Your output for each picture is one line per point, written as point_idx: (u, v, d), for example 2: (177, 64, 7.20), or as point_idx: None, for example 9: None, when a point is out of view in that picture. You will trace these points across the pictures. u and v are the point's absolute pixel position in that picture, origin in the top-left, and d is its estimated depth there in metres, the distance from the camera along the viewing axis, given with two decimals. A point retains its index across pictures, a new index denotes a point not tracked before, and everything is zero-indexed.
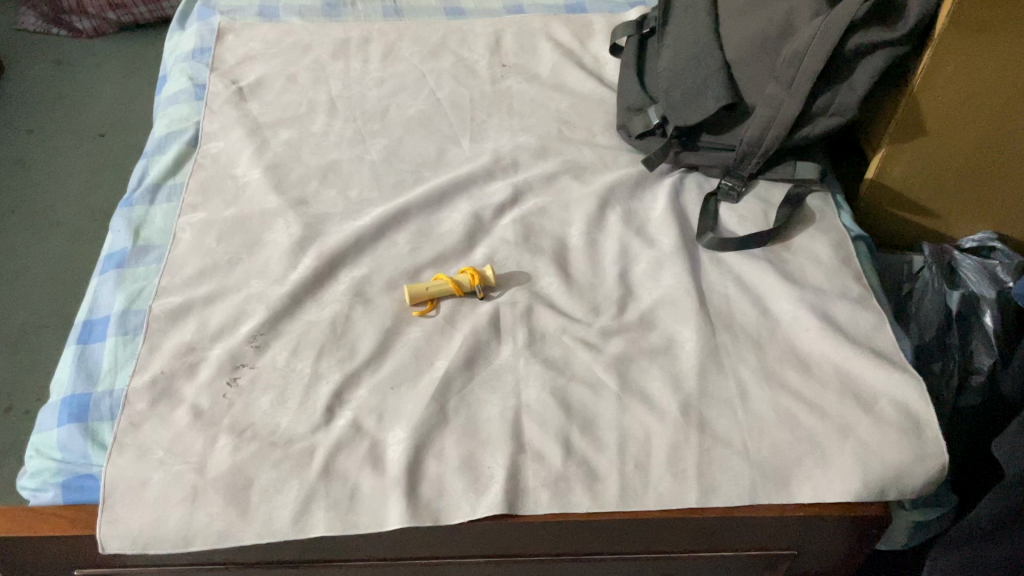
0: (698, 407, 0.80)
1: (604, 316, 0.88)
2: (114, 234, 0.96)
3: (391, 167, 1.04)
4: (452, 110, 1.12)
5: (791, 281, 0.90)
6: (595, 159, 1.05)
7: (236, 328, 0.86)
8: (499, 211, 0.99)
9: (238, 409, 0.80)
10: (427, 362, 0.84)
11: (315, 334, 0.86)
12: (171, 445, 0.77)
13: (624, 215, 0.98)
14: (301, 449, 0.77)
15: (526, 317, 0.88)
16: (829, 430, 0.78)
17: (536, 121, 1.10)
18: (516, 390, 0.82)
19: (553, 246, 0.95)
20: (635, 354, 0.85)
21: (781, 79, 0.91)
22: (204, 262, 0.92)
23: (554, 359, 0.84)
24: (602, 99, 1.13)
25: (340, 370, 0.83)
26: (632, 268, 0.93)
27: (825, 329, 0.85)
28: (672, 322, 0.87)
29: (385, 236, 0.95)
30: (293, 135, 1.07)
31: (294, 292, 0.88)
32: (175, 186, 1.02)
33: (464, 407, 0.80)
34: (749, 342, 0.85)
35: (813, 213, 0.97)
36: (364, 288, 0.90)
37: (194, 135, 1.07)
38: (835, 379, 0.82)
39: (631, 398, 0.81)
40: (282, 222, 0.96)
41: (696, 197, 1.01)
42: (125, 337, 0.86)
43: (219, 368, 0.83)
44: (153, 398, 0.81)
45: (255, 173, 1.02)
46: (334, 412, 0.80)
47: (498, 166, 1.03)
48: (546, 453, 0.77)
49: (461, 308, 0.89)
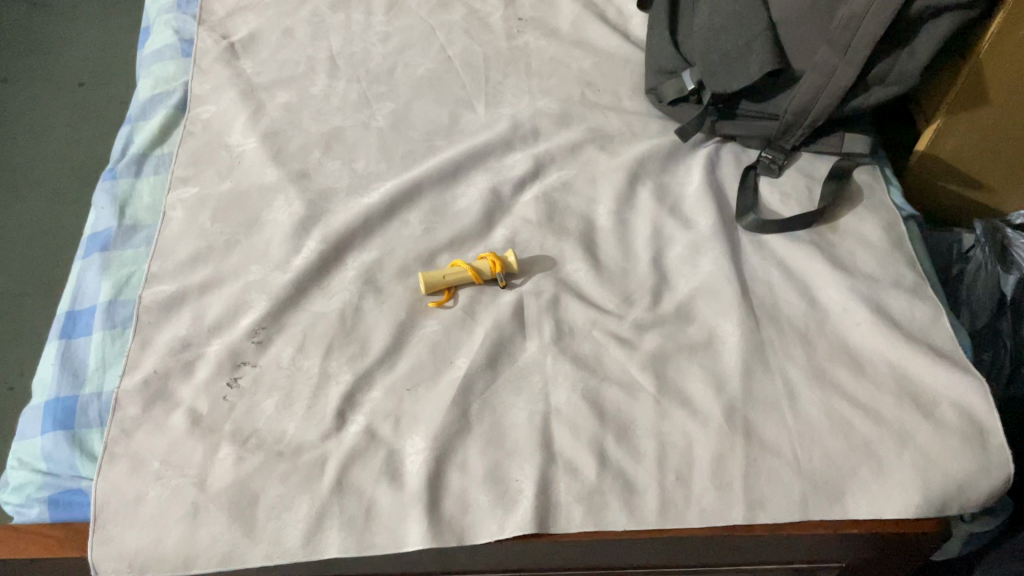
0: (744, 412, 0.73)
1: (637, 308, 0.81)
2: (97, 211, 0.87)
3: (400, 135, 0.95)
4: (465, 70, 1.02)
5: (841, 268, 0.83)
6: (622, 127, 0.96)
7: (235, 321, 0.78)
8: (519, 186, 0.90)
9: (240, 414, 0.73)
10: (446, 360, 0.77)
11: (323, 328, 0.78)
12: (167, 455, 0.70)
13: (657, 190, 0.90)
14: (311, 459, 0.70)
15: (553, 309, 0.80)
16: (887, 437, 0.72)
17: (557, 83, 1.01)
18: (544, 391, 0.75)
19: (580, 227, 0.87)
20: (674, 351, 0.78)
21: (835, 43, 0.82)
22: (198, 245, 0.84)
23: (584, 357, 0.77)
24: (628, 57, 1.04)
25: (351, 370, 0.76)
26: (667, 252, 0.85)
27: (879, 324, 0.78)
28: (711, 313, 0.80)
29: (396, 215, 0.87)
30: (292, 98, 0.98)
31: (298, 280, 0.81)
32: (163, 156, 0.93)
33: (488, 412, 0.73)
34: (796, 337, 0.78)
35: (861, 189, 0.89)
36: (375, 275, 0.82)
37: (182, 98, 0.98)
38: (890, 379, 0.75)
39: (670, 401, 0.74)
40: (282, 199, 0.87)
41: (733, 170, 0.92)
42: (113, 331, 0.78)
43: (219, 367, 0.75)
44: (146, 401, 0.73)
45: (251, 142, 0.93)
46: (345, 417, 0.73)
47: (516, 136, 0.95)
48: (579, 464, 0.71)
49: (481, 298, 0.81)
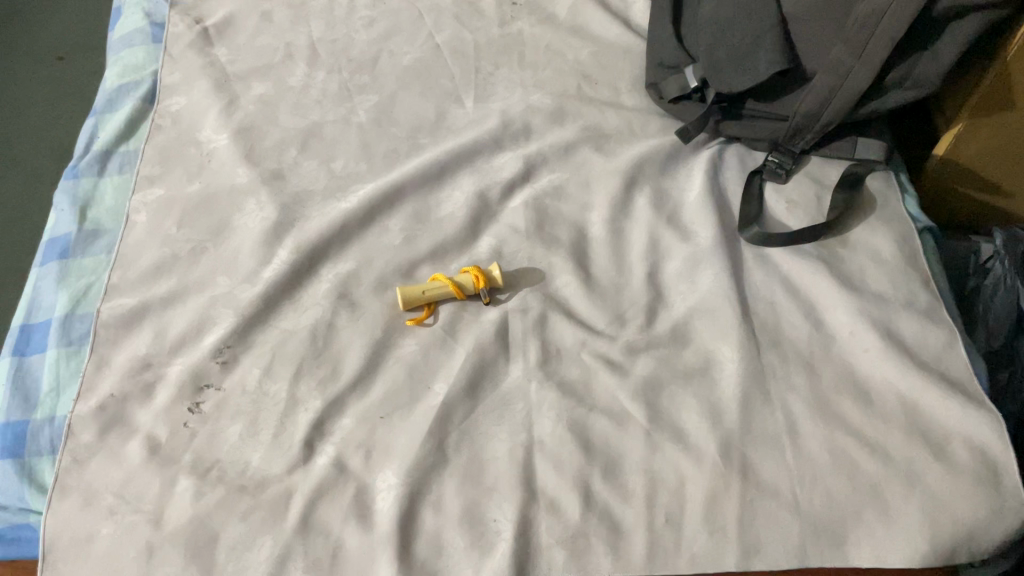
0: (741, 448, 0.68)
1: (630, 328, 0.75)
2: (57, 213, 0.82)
3: (382, 132, 0.89)
4: (454, 59, 0.96)
5: (850, 287, 0.77)
6: (620, 125, 0.90)
7: (199, 338, 0.73)
8: (508, 190, 0.85)
9: (201, 442, 0.68)
10: (424, 385, 0.72)
11: (292, 348, 0.73)
12: (122, 489, 0.66)
13: (654, 197, 0.84)
14: (275, 494, 0.66)
15: (540, 329, 0.75)
16: (893, 477, 0.67)
17: (552, 75, 0.94)
18: (527, 421, 0.70)
19: (571, 237, 0.81)
20: (668, 377, 0.72)
21: (851, 42, 0.75)
22: (162, 253, 0.78)
23: (571, 383, 0.72)
24: (629, 46, 0.97)
25: (321, 396, 0.71)
26: (664, 266, 0.79)
27: (889, 351, 0.72)
28: (709, 335, 0.75)
29: (374, 221, 0.82)
30: (268, 89, 0.92)
31: (267, 294, 0.75)
32: (129, 153, 0.87)
33: (466, 444, 0.69)
34: (799, 363, 0.73)
35: (874, 198, 0.83)
36: (350, 288, 0.77)
37: (150, 89, 0.92)
38: (899, 412, 0.70)
39: (662, 434, 0.69)
40: (254, 202, 0.82)
41: (737, 174, 0.86)
42: (69, 349, 0.73)
43: (180, 390, 0.71)
44: (101, 427, 0.69)
45: (223, 139, 0.87)
46: (313, 448, 0.68)
47: (506, 134, 0.89)
48: (562, 503, 0.66)
49: (462, 316, 0.76)
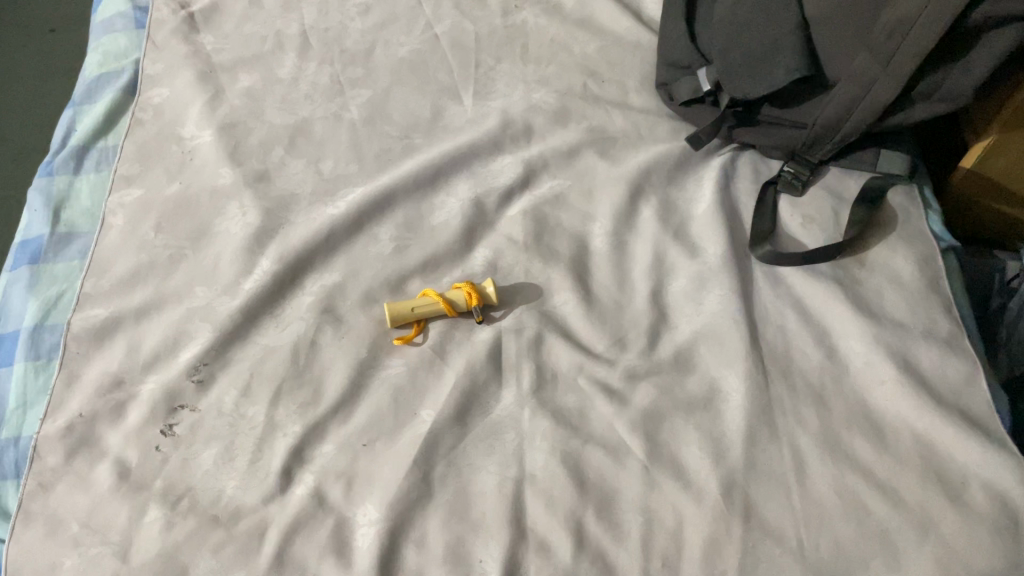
0: (744, 487, 0.64)
1: (630, 352, 0.71)
2: (30, 214, 0.78)
3: (374, 130, 0.84)
4: (453, 52, 0.90)
5: (866, 312, 0.72)
6: (626, 128, 0.85)
7: (174, 355, 0.69)
8: (505, 197, 0.80)
9: (173, 468, 0.65)
10: (411, 410, 0.68)
11: (272, 367, 0.69)
12: (88, 517, 0.62)
13: (661, 208, 0.79)
14: (249, 527, 0.62)
15: (534, 351, 0.71)
16: (906, 524, 0.62)
17: (556, 71, 0.89)
18: (518, 453, 0.66)
19: (571, 250, 0.77)
20: (669, 408, 0.68)
21: (877, 52, 0.70)
22: (138, 260, 0.74)
23: (566, 411, 0.68)
24: (639, 41, 0.91)
25: (300, 420, 0.67)
26: (668, 284, 0.75)
27: (905, 384, 0.68)
28: (714, 363, 0.70)
29: (363, 229, 0.77)
30: (255, 82, 0.87)
31: (247, 307, 0.71)
32: (107, 149, 0.82)
33: (452, 476, 0.65)
34: (809, 396, 0.69)
35: (895, 214, 0.78)
36: (336, 302, 0.73)
37: (132, 79, 0.87)
38: (914, 452, 0.66)
39: (661, 470, 0.65)
40: (236, 206, 0.77)
41: (750, 184, 0.81)
42: (37, 363, 0.69)
43: (152, 411, 0.67)
44: (69, 450, 0.65)
45: (206, 136, 0.82)
46: (291, 476, 0.65)
47: (506, 136, 0.84)
48: (553, 543, 0.62)
49: (453, 335, 0.72)
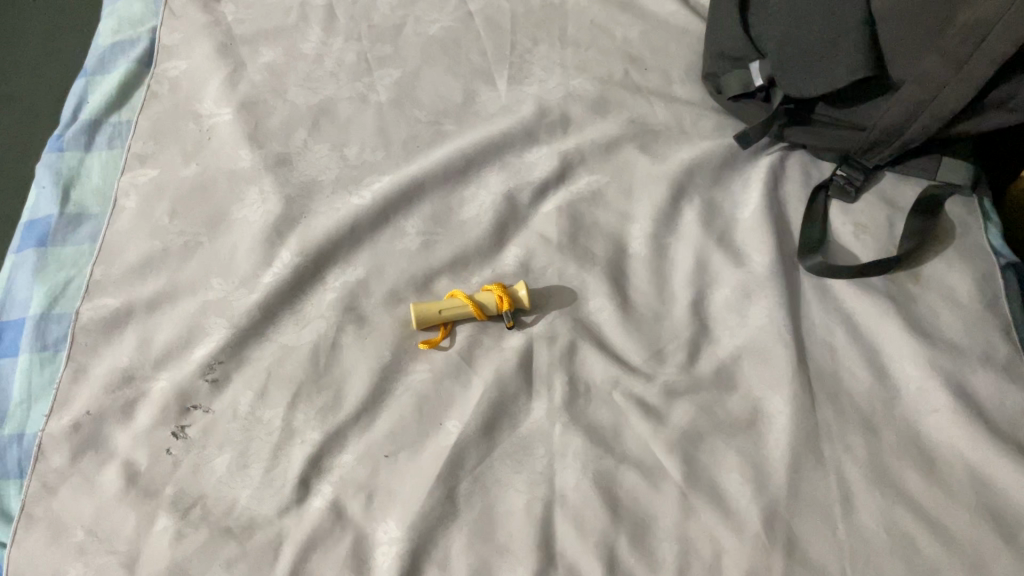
0: (787, 518, 0.61)
1: (669, 366, 0.67)
2: (38, 191, 0.74)
3: (402, 114, 0.79)
4: (487, 31, 0.85)
5: (920, 332, 0.68)
6: (669, 121, 0.80)
7: (187, 351, 0.66)
8: (540, 192, 0.76)
9: (184, 474, 0.61)
10: (436, 420, 0.64)
11: (290, 368, 0.65)
12: (94, 524, 0.59)
13: (704, 210, 0.74)
14: (264, 542, 0.59)
15: (567, 361, 0.67)
16: (958, 565, 0.59)
17: (596, 56, 0.84)
18: (548, 471, 0.62)
19: (608, 253, 0.73)
20: (709, 429, 0.64)
21: (950, 56, 0.66)
22: (151, 247, 0.70)
23: (600, 428, 0.64)
24: (685, 27, 0.86)
25: (320, 427, 0.63)
26: (711, 294, 0.71)
27: (960, 414, 0.64)
28: (757, 381, 0.66)
29: (389, 221, 0.73)
30: (277, 56, 0.82)
31: (265, 303, 0.67)
32: (120, 125, 0.78)
33: (479, 494, 0.61)
34: (857, 421, 0.65)
35: (953, 227, 0.73)
36: (359, 300, 0.69)
37: (148, 49, 0.82)
38: (967, 488, 0.62)
39: (699, 496, 0.61)
40: (256, 192, 0.73)
41: (800, 188, 0.77)
42: (43, 355, 0.65)
43: (164, 412, 0.63)
44: (75, 450, 0.62)
45: (225, 114, 0.77)
46: (309, 487, 0.61)
47: (542, 125, 0.79)
48: (583, 570, 0.59)
49: (482, 340, 0.68)
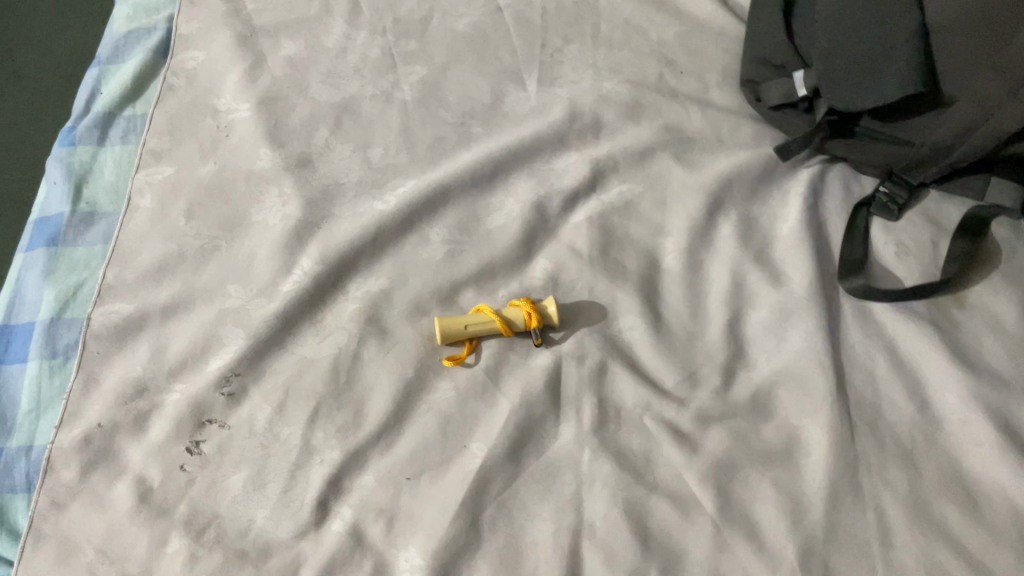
0: (824, 555, 0.58)
1: (702, 390, 0.64)
2: (49, 188, 0.71)
3: (428, 114, 0.76)
4: (517, 27, 0.81)
5: (964, 362, 0.65)
6: (705, 129, 0.77)
7: (202, 362, 0.63)
8: (570, 201, 0.73)
9: (199, 492, 0.59)
10: (460, 442, 0.62)
11: (310, 383, 0.63)
12: (105, 543, 0.57)
13: (741, 226, 0.72)
14: (281, 567, 0.57)
15: (597, 383, 0.64)
16: None
17: (630, 57, 0.81)
18: (576, 499, 0.60)
19: (640, 268, 0.70)
20: (743, 459, 0.62)
21: (1008, 74, 0.63)
22: (166, 250, 0.68)
23: (630, 454, 0.62)
24: (722, 29, 0.82)
25: (340, 446, 0.61)
26: (746, 315, 0.68)
27: (1006, 450, 0.61)
28: (794, 409, 0.64)
29: (413, 229, 0.70)
30: (298, 50, 0.78)
31: (285, 313, 0.65)
32: (134, 119, 0.75)
33: (504, 521, 0.59)
34: (897, 454, 0.62)
35: (1001, 250, 0.70)
36: (382, 312, 0.66)
37: (164, 39, 0.79)
38: (1011, 528, 0.59)
39: (732, 530, 0.59)
40: (276, 194, 0.70)
41: (840, 203, 0.74)
42: (53, 362, 0.63)
43: (178, 426, 0.61)
44: (85, 465, 0.59)
45: (244, 110, 0.74)
46: (328, 510, 0.59)
47: (573, 130, 0.76)
48: None
49: (508, 357, 0.66)
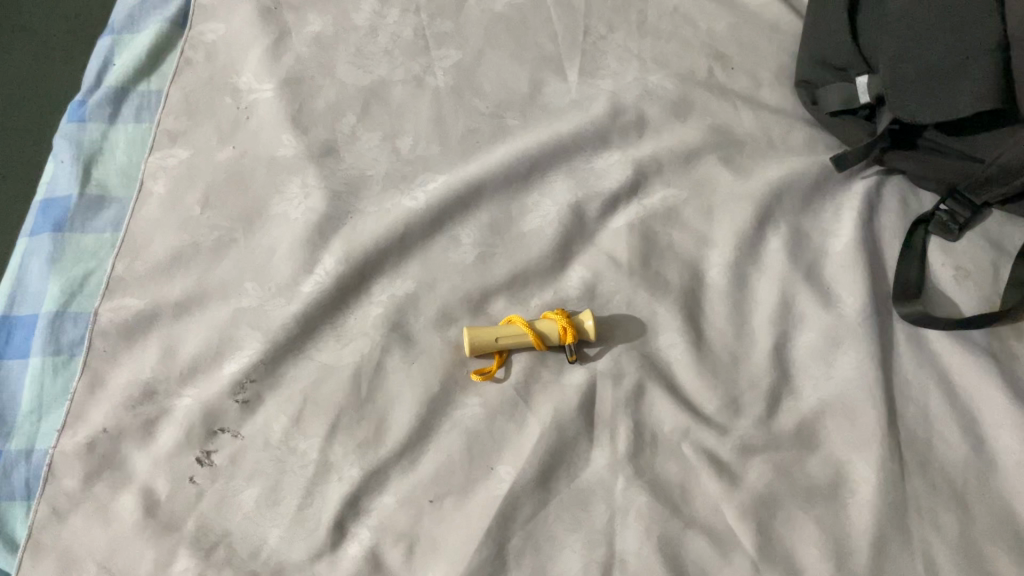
0: None
1: (744, 418, 0.61)
2: (57, 167, 0.67)
3: (461, 103, 0.71)
4: (559, 11, 0.76)
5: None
6: (756, 131, 0.72)
7: (216, 365, 0.60)
8: (610, 205, 0.68)
9: (209, 507, 0.56)
10: (487, 464, 0.58)
11: (329, 393, 0.59)
12: (107, 558, 0.54)
13: (791, 239, 0.67)
14: None
15: (634, 405, 0.60)
16: None
17: (678, 49, 0.75)
18: (607, 531, 0.56)
19: (682, 281, 0.66)
20: (786, 494, 0.58)
21: None
22: (180, 241, 0.64)
23: (666, 484, 0.58)
24: (778, 22, 0.77)
25: (359, 463, 0.57)
26: (794, 337, 0.64)
27: None
28: (841, 443, 0.60)
29: (443, 228, 0.66)
30: (325, 26, 0.73)
31: (305, 316, 0.61)
32: (148, 95, 0.70)
33: (531, 552, 0.56)
34: (950, 496, 0.58)
35: None
36: (407, 318, 0.62)
37: (183, 8, 0.74)
38: None
39: (772, 572, 0.55)
40: (298, 184, 0.66)
41: (897, 219, 0.69)
42: (56, 360, 0.59)
43: (188, 434, 0.57)
44: (89, 472, 0.56)
45: (266, 91, 0.70)
46: (345, 531, 0.56)
47: (615, 126, 0.71)
48: None
49: (540, 373, 0.62)
